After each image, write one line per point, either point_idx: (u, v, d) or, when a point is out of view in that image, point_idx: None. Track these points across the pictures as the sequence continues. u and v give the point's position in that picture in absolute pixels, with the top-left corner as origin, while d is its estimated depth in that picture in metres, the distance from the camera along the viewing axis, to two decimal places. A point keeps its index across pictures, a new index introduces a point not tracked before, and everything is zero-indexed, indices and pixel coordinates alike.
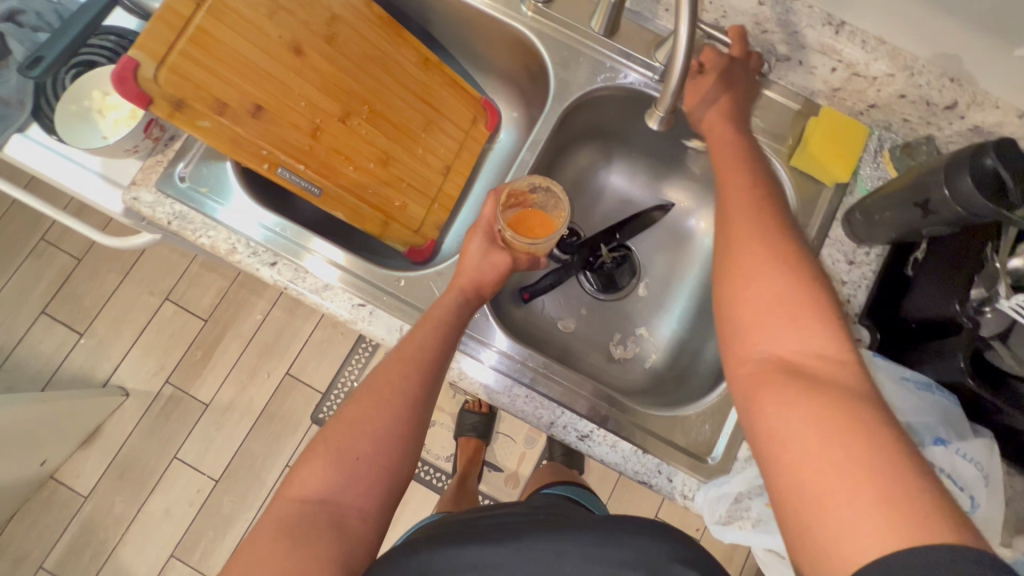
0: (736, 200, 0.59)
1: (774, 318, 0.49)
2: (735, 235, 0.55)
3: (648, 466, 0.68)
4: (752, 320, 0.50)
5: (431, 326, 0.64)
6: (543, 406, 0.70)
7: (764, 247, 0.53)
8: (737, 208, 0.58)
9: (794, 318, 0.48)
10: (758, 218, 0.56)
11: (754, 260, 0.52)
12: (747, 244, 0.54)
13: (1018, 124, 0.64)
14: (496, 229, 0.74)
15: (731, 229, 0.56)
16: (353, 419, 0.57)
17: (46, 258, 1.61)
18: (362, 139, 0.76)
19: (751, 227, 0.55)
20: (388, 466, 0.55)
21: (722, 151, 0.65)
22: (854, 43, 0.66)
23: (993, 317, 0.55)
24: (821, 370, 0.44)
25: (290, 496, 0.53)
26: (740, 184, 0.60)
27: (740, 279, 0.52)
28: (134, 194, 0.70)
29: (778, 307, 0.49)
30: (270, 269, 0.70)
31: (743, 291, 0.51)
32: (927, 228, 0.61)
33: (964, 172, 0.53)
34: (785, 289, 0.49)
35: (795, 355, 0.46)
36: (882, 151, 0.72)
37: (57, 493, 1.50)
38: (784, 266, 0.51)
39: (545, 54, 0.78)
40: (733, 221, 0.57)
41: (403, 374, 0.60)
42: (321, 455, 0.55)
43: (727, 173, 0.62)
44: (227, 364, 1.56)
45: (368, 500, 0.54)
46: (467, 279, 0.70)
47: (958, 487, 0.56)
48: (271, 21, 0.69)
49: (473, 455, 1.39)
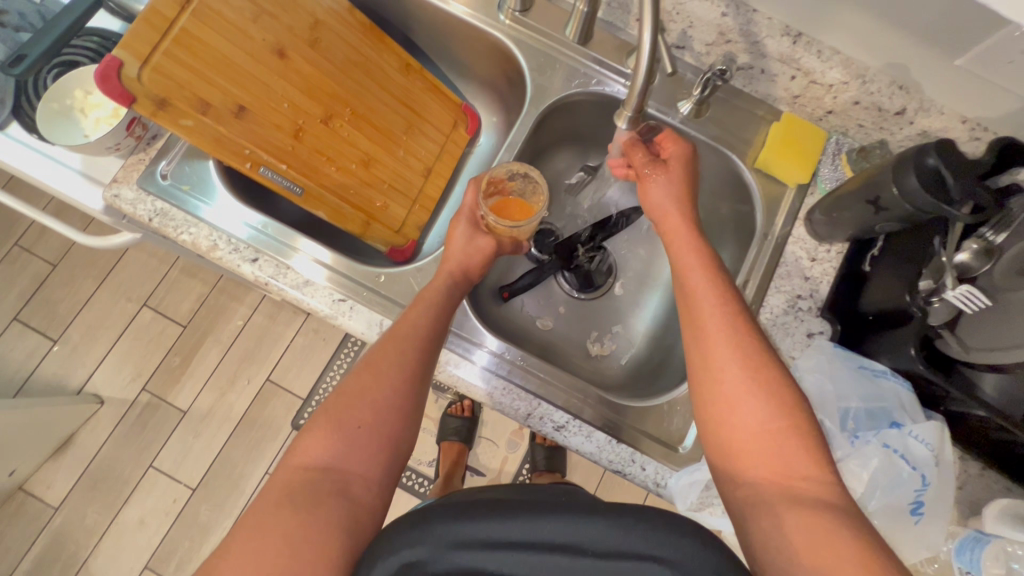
0: (709, 314, 0.59)
1: (759, 441, 0.52)
2: (711, 354, 0.57)
3: (622, 456, 0.70)
4: (738, 442, 0.53)
5: (424, 306, 0.67)
6: (521, 398, 0.72)
7: (743, 369, 0.55)
8: (709, 306, 0.60)
9: (780, 443, 0.51)
10: (734, 337, 0.57)
11: (734, 388, 0.55)
12: (727, 365, 0.56)
13: (961, 129, 0.70)
14: (479, 215, 0.78)
15: (704, 346, 0.58)
16: (352, 392, 0.58)
17: (19, 265, 1.58)
18: (344, 140, 0.78)
19: (727, 345, 0.57)
20: (390, 437, 0.57)
21: (685, 250, 0.66)
22: (810, 52, 0.72)
23: (941, 306, 0.60)
24: (807, 493, 0.48)
25: (294, 464, 0.54)
26: (708, 294, 0.61)
27: (724, 403, 0.55)
28: (115, 191, 0.71)
29: (764, 434, 0.52)
30: (251, 264, 0.71)
31: (730, 417, 0.54)
32: (880, 224, 0.65)
33: (910, 171, 0.57)
34: (769, 415, 0.53)
35: (779, 472, 0.50)
36: (840, 153, 0.76)
37: (27, 505, 1.46)
38: (762, 385, 0.54)
39: (522, 60, 0.82)
40: (709, 338, 0.58)
41: (401, 350, 0.62)
42: (322, 425, 0.56)
43: (693, 281, 0.63)
44: (206, 370, 1.55)
45: (371, 468, 0.55)
46: (454, 265, 0.73)
47: (910, 466, 0.60)
48: (255, 25, 0.71)
49: (457, 458, 1.40)
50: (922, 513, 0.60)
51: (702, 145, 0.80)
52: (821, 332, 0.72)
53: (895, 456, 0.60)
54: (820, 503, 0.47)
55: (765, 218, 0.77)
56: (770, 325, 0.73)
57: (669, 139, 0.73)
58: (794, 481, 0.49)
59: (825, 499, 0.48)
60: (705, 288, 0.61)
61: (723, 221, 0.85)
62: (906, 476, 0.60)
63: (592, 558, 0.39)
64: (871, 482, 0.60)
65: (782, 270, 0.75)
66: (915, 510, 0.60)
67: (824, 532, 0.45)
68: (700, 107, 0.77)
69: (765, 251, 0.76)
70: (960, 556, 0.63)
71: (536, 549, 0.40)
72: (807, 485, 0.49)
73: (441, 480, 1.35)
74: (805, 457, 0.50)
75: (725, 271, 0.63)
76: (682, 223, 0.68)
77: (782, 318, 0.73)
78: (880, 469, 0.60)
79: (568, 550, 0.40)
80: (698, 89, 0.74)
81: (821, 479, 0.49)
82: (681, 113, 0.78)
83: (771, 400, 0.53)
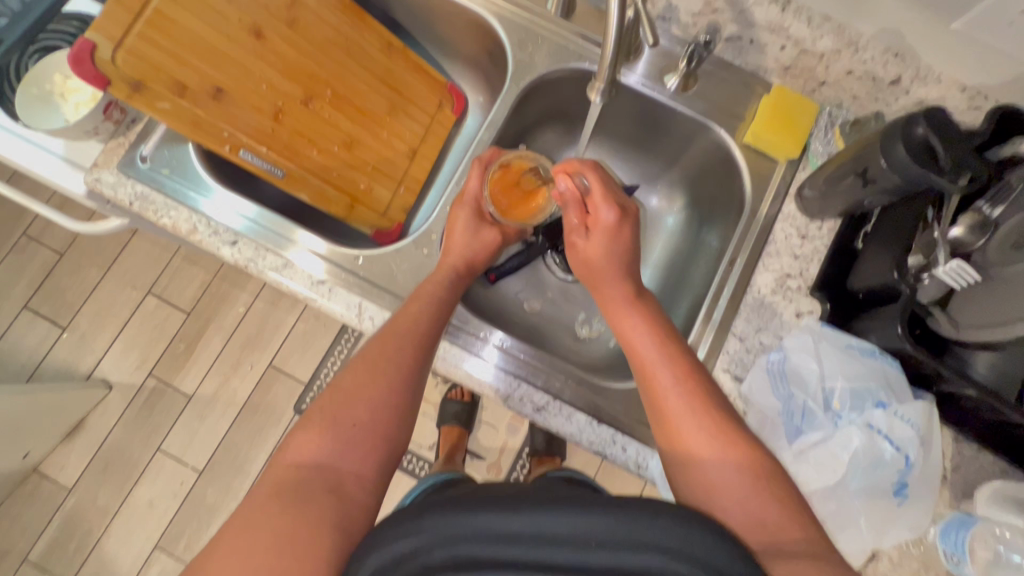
0: (667, 390, 0.57)
1: (743, 501, 0.49)
2: (676, 425, 0.55)
3: (602, 437, 0.69)
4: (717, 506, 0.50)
5: (424, 302, 0.66)
6: (504, 379, 0.71)
7: (704, 421, 0.54)
8: (658, 369, 0.58)
9: (761, 503, 0.49)
10: (694, 402, 0.55)
11: (705, 451, 0.53)
12: (693, 437, 0.54)
13: (960, 98, 0.68)
14: (484, 206, 0.77)
15: (664, 414, 0.56)
16: (349, 390, 0.58)
17: (27, 254, 1.61)
18: (325, 122, 0.77)
19: (697, 416, 0.55)
20: (385, 436, 0.57)
21: (631, 328, 0.63)
22: (800, 19, 0.69)
23: (930, 283, 0.58)
24: (796, 546, 0.45)
25: (287, 462, 0.54)
26: (656, 359, 0.59)
27: (700, 473, 0.52)
28: (97, 175, 0.71)
29: (742, 498, 0.49)
30: (231, 248, 0.71)
31: (710, 481, 0.51)
32: (869, 197, 0.62)
33: (897, 142, 0.54)
34: (746, 472, 0.51)
35: (768, 532, 0.47)
36: (833, 126, 0.73)
37: (41, 487, 1.50)
38: (735, 443, 0.53)
39: (503, 36, 0.80)
40: (670, 412, 0.56)
41: (399, 347, 0.62)
42: (316, 422, 0.56)
43: (642, 346, 0.61)
44: (210, 355, 1.57)
45: (366, 466, 0.55)
46: (457, 258, 0.72)
47: (893, 447, 0.59)
48: (230, 5, 0.70)
49: (457, 440, 1.40)
50: (907, 494, 0.60)
51: (689, 119, 0.78)
52: (810, 312, 0.69)
53: (877, 437, 0.59)
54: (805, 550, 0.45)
55: (754, 195, 0.75)
56: (757, 304, 0.71)
57: (596, 180, 0.70)
58: (782, 539, 0.46)
59: (811, 552, 0.44)
60: (656, 361, 0.59)
61: (714, 200, 0.84)
62: (888, 458, 0.59)
63: (592, 550, 0.35)
64: (852, 464, 0.59)
65: (770, 248, 0.72)
66: (900, 492, 0.59)
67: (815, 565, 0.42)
68: (686, 80, 0.75)
69: (752, 228, 0.74)
70: (944, 539, 0.61)
71: (537, 543, 0.36)
72: (792, 540, 0.46)
73: (441, 459, 1.34)
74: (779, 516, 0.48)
75: (671, 331, 0.62)
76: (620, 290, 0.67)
77: (769, 298, 0.71)
78: (862, 450, 0.59)
79: (570, 544, 0.35)
80: (683, 63, 0.72)
81: (804, 539, 0.46)
82: (668, 89, 0.77)
83: (740, 466, 0.51)
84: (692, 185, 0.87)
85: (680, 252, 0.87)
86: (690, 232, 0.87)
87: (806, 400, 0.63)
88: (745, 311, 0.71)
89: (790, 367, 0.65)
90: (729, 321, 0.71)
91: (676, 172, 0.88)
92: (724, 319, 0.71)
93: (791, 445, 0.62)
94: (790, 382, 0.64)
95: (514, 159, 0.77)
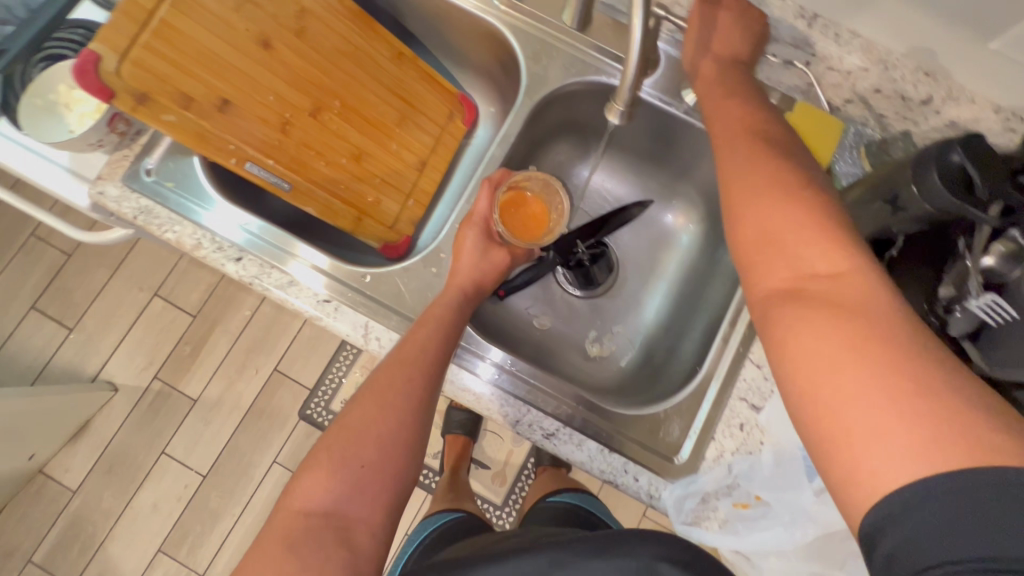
0: (746, 190, 0.50)
1: (789, 265, 0.45)
2: (741, 222, 0.49)
3: (614, 465, 0.67)
4: (798, 344, 0.40)
5: (431, 327, 0.63)
6: (512, 404, 0.69)
7: (775, 201, 0.47)
8: (744, 184, 0.51)
9: (806, 266, 0.44)
10: (771, 196, 0.48)
11: (769, 242, 0.46)
12: (756, 235, 0.48)
13: (993, 119, 0.64)
14: (492, 226, 0.74)
15: (734, 229, 0.50)
16: (356, 426, 0.57)
17: (35, 255, 1.61)
18: (333, 133, 0.76)
19: (820, 249, 0.44)
20: (393, 476, 0.56)
21: (724, 130, 0.59)
22: (827, 35, 0.66)
23: (962, 316, 0.55)
24: (829, 290, 0.41)
25: (294, 509, 0.53)
26: (741, 170, 0.52)
27: (754, 250, 0.48)
28: (100, 189, 0.70)
29: (793, 251, 0.45)
30: (235, 264, 0.70)
31: (756, 257, 0.47)
32: (898, 225, 0.59)
33: (932, 169, 0.51)
34: (836, 291, 0.41)
35: (803, 283, 0.43)
36: (858, 147, 0.72)
37: (46, 488, 1.50)
38: (796, 214, 0.46)
39: (517, 48, 0.78)
40: (742, 207, 0.50)
41: (407, 377, 0.59)
42: (323, 464, 0.55)
43: (729, 155, 0.55)
44: (215, 359, 1.56)
45: (374, 511, 0.54)
46: (465, 279, 0.70)
47: None
48: (238, 15, 0.68)
49: (461, 451, 1.38)
50: None
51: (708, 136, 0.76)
52: None
53: None
54: (828, 296, 0.41)
55: None
56: None
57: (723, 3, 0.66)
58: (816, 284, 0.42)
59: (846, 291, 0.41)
60: (746, 171, 0.52)
61: None
62: None
63: None
64: None
65: None
66: None
67: (839, 365, 0.37)
68: None
69: None
70: None
71: None
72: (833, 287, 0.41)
73: (446, 471, 1.33)
74: (821, 255, 0.43)
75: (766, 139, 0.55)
76: (725, 103, 0.61)
77: None
78: None
79: None
80: None
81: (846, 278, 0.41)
82: (685, 104, 0.75)
83: (804, 221, 0.45)
84: (708, 202, 0.85)
85: (695, 270, 0.85)
86: (706, 250, 0.85)
87: None
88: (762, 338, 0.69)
89: None
90: (746, 347, 0.69)
91: (692, 189, 0.86)
92: (741, 346, 0.69)
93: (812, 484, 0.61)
94: None
95: (520, 181, 0.77)
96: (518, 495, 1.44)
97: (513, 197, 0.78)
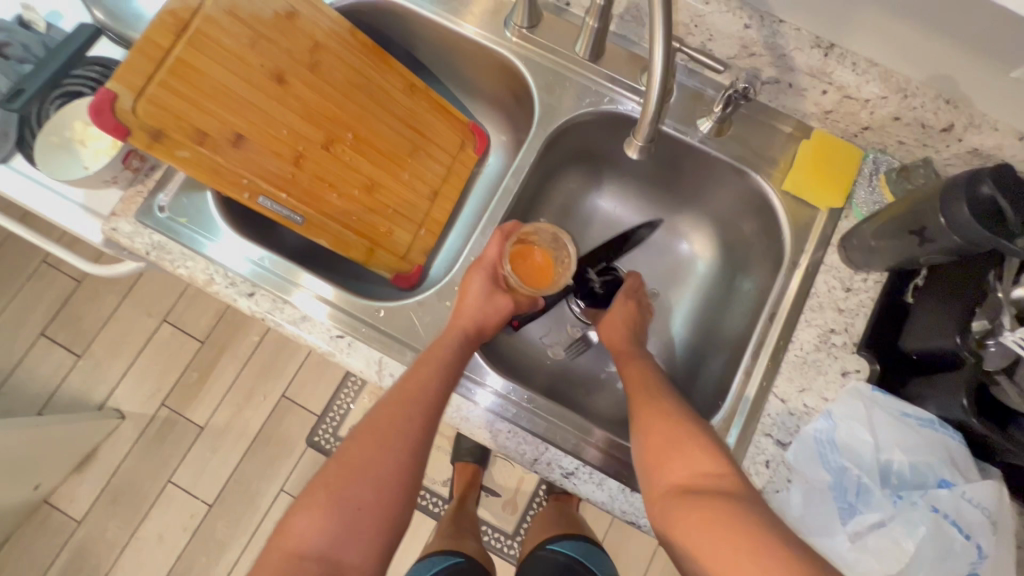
0: (641, 398, 0.65)
1: (682, 469, 0.56)
2: (643, 424, 0.62)
3: (636, 506, 0.65)
4: (697, 544, 0.50)
5: (432, 366, 0.62)
6: (528, 442, 0.67)
7: (663, 408, 0.62)
8: (640, 390, 0.66)
9: (692, 461, 0.56)
10: (657, 404, 0.63)
11: (659, 432, 0.60)
12: (651, 434, 0.60)
13: (1018, 146, 0.63)
14: (500, 271, 0.73)
15: (637, 425, 0.63)
16: (353, 464, 0.56)
17: (45, 281, 1.61)
18: (345, 165, 0.75)
19: (702, 451, 0.56)
20: (390, 521, 0.55)
21: (627, 364, 0.72)
22: (844, 64, 0.66)
23: (995, 351, 0.54)
24: (712, 486, 0.53)
25: (288, 550, 0.52)
26: (635, 386, 0.67)
27: (648, 439, 0.60)
28: (114, 225, 0.70)
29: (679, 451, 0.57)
30: (247, 299, 0.69)
31: (652, 451, 0.59)
32: (925, 256, 0.58)
33: (962, 202, 0.50)
34: (719, 487, 0.52)
35: (691, 479, 0.55)
36: (878, 173, 0.71)
37: (50, 518, 1.48)
38: (679, 419, 0.60)
39: (530, 79, 0.78)
40: (642, 416, 0.63)
41: (406, 416, 0.58)
42: (319, 503, 0.54)
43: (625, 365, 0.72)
44: (223, 385, 1.55)
45: (367, 556, 0.53)
46: (466, 320, 0.68)
47: (963, 535, 0.54)
48: (253, 51, 0.68)
49: (471, 480, 1.35)
50: None
51: (724, 164, 0.75)
52: (858, 371, 0.65)
53: (945, 522, 0.54)
54: (718, 492, 0.52)
55: (794, 244, 0.72)
56: (800, 363, 0.66)
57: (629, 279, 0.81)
58: (706, 482, 0.53)
59: (726, 486, 0.52)
60: (636, 379, 0.69)
61: (748, 245, 0.80)
62: (960, 547, 0.53)
63: None
64: (918, 554, 0.54)
65: (812, 302, 0.68)
66: None
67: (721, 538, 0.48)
68: (721, 124, 0.74)
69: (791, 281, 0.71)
70: None
71: None
72: (715, 482, 0.53)
73: (454, 500, 1.30)
74: (710, 459, 0.55)
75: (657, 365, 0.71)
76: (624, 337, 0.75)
77: (812, 355, 0.66)
78: (929, 538, 0.54)
79: None
80: (719, 107, 0.70)
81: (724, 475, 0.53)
82: (702, 132, 0.74)
83: (687, 432, 0.58)
84: (723, 229, 0.83)
85: (712, 297, 0.84)
86: (722, 277, 0.84)
87: (861, 474, 0.58)
88: (786, 371, 0.66)
89: (841, 436, 0.60)
90: (771, 380, 0.66)
91: (706, 216, 0.85)
92: (764, 379, 0.67)
93: (846, 526, 0.57)
94: (841, 453, 0.59)
95: (529, 233, 0.76)
96: (527, 524, 1.40)
97: (522, 251, 0.77)
